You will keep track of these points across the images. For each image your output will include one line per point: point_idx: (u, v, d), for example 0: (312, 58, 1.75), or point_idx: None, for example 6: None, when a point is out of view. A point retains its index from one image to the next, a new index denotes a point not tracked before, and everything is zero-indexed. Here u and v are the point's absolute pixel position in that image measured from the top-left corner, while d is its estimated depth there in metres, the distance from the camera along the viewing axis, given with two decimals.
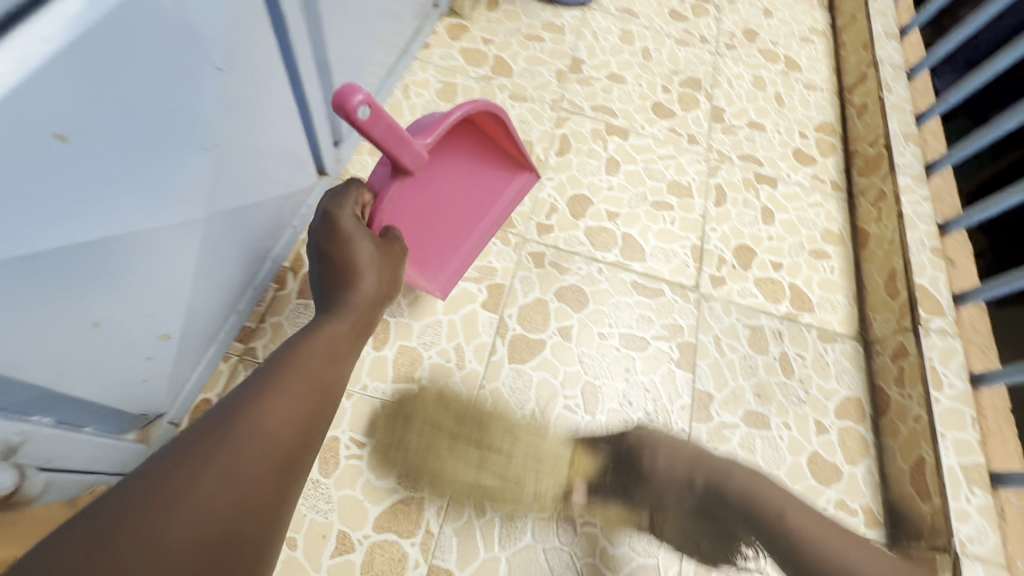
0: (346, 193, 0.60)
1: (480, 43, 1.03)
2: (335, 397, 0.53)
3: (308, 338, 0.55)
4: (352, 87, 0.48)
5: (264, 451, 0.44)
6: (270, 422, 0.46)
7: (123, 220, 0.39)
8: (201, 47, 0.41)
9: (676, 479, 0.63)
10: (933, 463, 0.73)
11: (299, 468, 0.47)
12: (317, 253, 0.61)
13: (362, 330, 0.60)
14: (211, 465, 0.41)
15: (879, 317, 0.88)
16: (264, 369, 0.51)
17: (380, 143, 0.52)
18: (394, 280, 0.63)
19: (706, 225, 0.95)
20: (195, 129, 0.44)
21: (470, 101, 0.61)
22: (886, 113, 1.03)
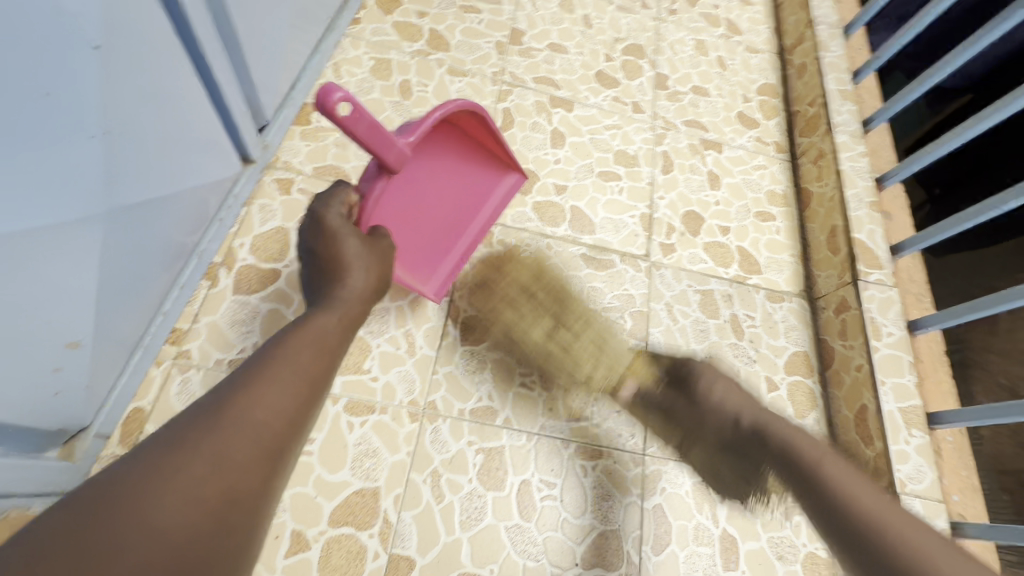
0: (333, 191, 0.58)
1: (413, 16, 0.99)
2: (325, 391, 0.48)
3: (295, 328, 0.50)
4: (331, 85, 0.43)
5: (254, 442, 0.39)
6: (258, 416, 0.41)
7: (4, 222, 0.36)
8: (73, 23, 0.38)
9: (723, 416, 0.64)
10: (874, 410, 0.76)
11: (287, 463, 0.42)
12: (304, 250, 0.59)
13: (354, 324, 0.55)
14: (192, 461, 0.37)
15: (822, 274, 0.90)
16: (251, 360, 0.46)
17: (364, 144, 0.48)
18: (385, 276, 0.59)
19: (655, 194, 0.95)
20: (79, 114, 0.40)
21: (445, 102, 0.56)
22: (823, 71, 1.04)
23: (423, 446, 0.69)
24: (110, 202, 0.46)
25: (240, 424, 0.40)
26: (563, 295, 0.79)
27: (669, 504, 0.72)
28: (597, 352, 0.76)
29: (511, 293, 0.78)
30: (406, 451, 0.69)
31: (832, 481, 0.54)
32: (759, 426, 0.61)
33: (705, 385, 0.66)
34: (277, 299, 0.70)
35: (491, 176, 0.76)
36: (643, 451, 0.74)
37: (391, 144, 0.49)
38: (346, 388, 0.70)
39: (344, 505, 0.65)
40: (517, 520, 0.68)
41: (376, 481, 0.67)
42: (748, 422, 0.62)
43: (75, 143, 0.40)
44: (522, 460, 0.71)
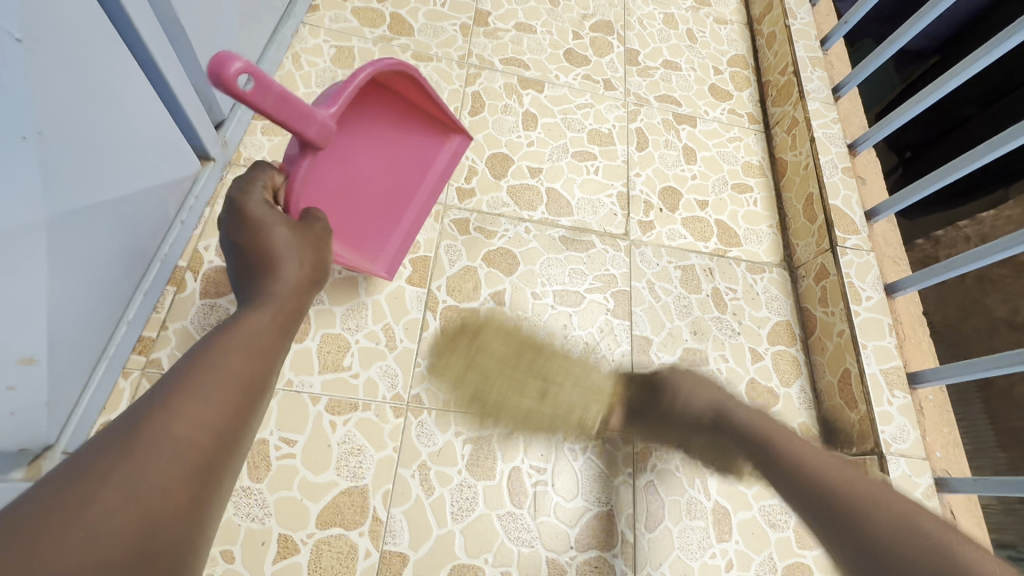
0: (252, 176, 0.54)
1: (374, 1, 0.96)
2: (260, 398, 0.43)
3: (224, 329, 0.45)
4: (228, 54, 0.41)
5: (175, 459, 0.35)
6: (184, 428, 0.36)
7: None
8: None
9: (697, 409, 0.67)
10: (857, 373, 0.77)
11: (216, 481, 0.37)
12: (229, 247, 0.54)
13: (287, 323, 0.50)
14: (106, 487, 0.32)
15: (801, 243, 0.90)
16: (172, 370, 0.41)
17: (277, 119, 0.45)
18: (320, 266, 0.55)
19: (631, 171, 0.94)
20: (7, 114, 0.37)
21: (373, 61, 0.54)
22: (793, 39, 1.04)
23: (409, 441, 0.68)
24: (51, 207, 0.43)
25: (165, 438, 0.35)
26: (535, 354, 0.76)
27: (661, 481, 0.72)
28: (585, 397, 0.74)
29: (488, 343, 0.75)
30: (391, 447, 0.67)
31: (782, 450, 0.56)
32: (720, 416, 0.64)
33: (677, 385, 0.69)
34: None
35: (433, 140, 0.76)
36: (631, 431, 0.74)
37: (308, 118, 0.47)
38: (326, 387, 0.68)
39: (332, 507, 0.63)
40: (509, 508, 0.67)
41: (362, 479, 0.65)
42: (710, 415, 0.65)
43: (6, 143, 0.38)
44: (511, 450, 0.70)
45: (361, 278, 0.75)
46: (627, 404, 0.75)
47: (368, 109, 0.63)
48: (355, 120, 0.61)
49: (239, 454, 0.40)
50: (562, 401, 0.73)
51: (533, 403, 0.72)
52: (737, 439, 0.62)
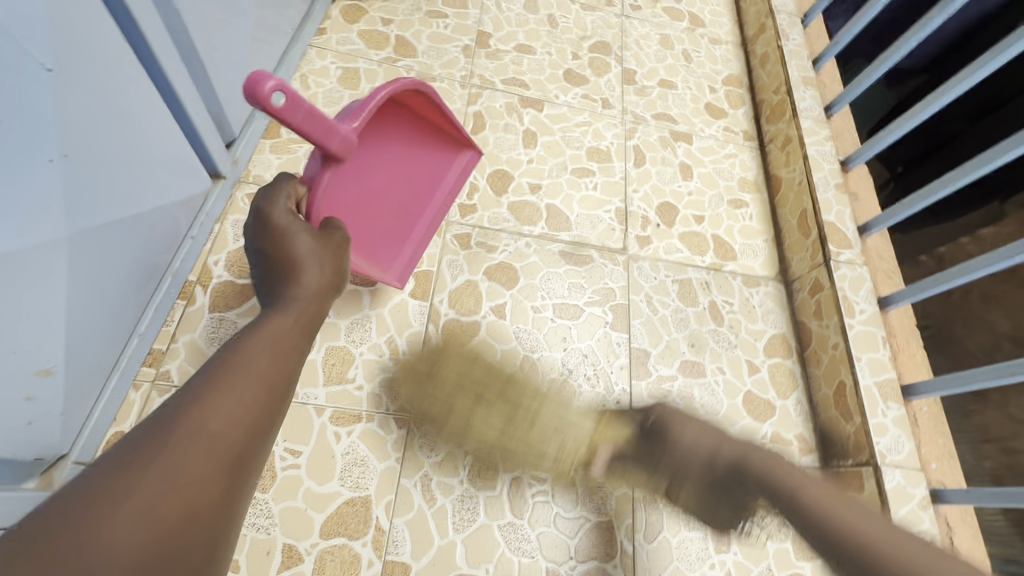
0: (277, 187, 0.56)
1: (379, 24, 0.99)
2: (286, 395, 0.44)
3: (249, 333, 0.47)
4: (261, 74, 0.43)
5: (204, 456, 0.36)
6: (213, 426, 0.38)
7: None
8: (20, 45, 0.37)
9: (699, 455, 0.62)
10: (852, 386, 0.78)
11: (245, 476, 0.38)
12: (255, 254, 0.57)
13: (310, 325, 0.51)
14: (139, 484, 0.33)
15: (796, 257, 0.92)
16: (203, 370, 0.42)
17: (305, 134, 0.47)
18: (342, 269, 0.56)
19: (628, 187, 0.96)
20: (34, 135, 0.40)
21: (391, 81, 0.56)
22: (786, 59, 1.07)
23: (412, 453, 0.69)
24: (71, 223, 0.45)
25: (194, 436, 0.37)
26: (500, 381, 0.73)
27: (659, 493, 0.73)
28: (556, 433, 0.72)
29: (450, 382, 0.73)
30: (394, 458, 0.68)
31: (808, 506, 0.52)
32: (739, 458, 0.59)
33: (675, 429, 0.64)
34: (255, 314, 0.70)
35: (448, 154, 0.77)
36: None
37: (333, 131, 0.49)
38: (331, 399, 0.70)
39: (336, 516, 0.65)
40: (509, 519, 0.68)
41: (365, 490, 0.66)
42: (729, 458, 0.60)
43: (33, 162, 0.40)
44: (511, 461, 0.71)
45: (366, 292, 0.76)
46: (615, 444, 0.71)
47: (385, 126, 0.64)
48: (371, 137, 0.63)
49: (267, 450, 0.41)
50: (529, 442, 0.71)
51: (496, 431, 0.71)
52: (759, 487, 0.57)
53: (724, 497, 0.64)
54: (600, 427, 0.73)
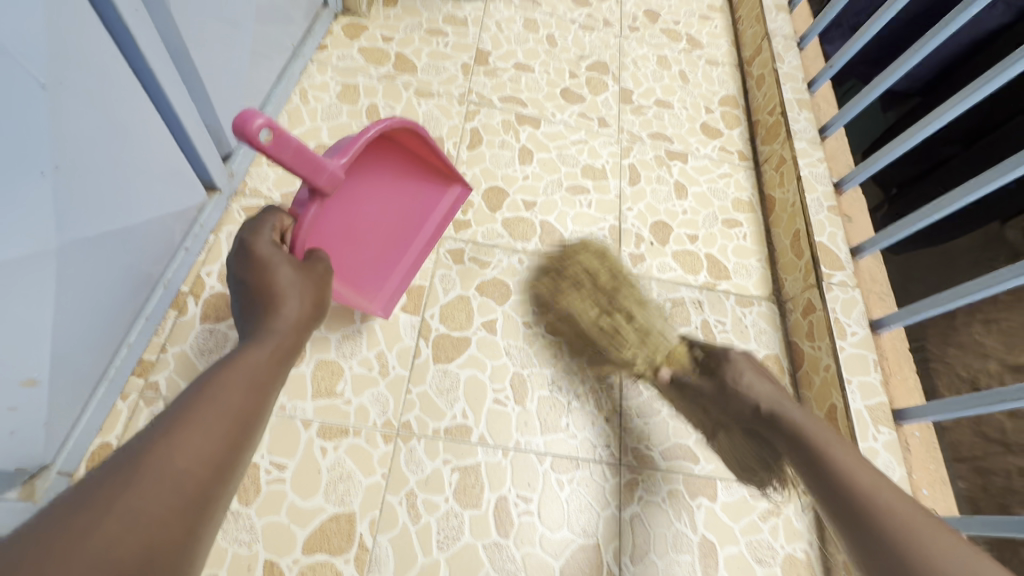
0: (263, 219, 0.57)
1: (380, 41, 1.01)
2: (256, 431, 0.45)
3: (225, 364, 0.47)
4: (251, 111, 0.45)
5: (173, 492, 0.36)
6: (183, 460, 0.38)
7: None
8: (18, 63, 0.38)
9: (742, 406, 0.63)
10: (843, 409, 0.78)
11: (211, 513, 0.39)
12: (235, 283, 0.57)
13: (285, 357, 0.52)
14: (104, 516, 0.33)
15: (789, 278, 0.92)
16: (175, 401, 0.42)
17: (290, 167, 0.48)
18: (321, 300, 0.58)
19: (623, 205, 0.97)
20: (29, 153, 0.41)
21: (378, 119, 0.56)
22: (780, 82, 1.08)
23: (398, 468, 0.69)
24: (62, 237, 0.46)
25: (164, 469, 0.37)
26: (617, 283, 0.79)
27: (647, 513, 0.72)
28: (638, 345, 0.74)
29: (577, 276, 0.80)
30: (380, 473, 0.68)
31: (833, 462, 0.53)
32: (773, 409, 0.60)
33: (732, 373, 0.64)
34: None
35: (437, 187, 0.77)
36: (619, 460, 0.75)
37: (319, 168, 0.50)
38: (318, 412, 0.70)
39: (320, 532, 0.64)
40: (494, 538, 0.68)
41: (350, 505, 0.66)
42: (767, 408, 0.61)
43: (26, 178, 0.41)
44: (498, 478, 0.71)
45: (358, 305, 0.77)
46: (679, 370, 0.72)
47: (372, 160, 0.64)
48: (358, 171, 0.63)
49: (234, 485, 0.42)
50: (615, 343, 0.74)
51: (592, 318, 0.75)
52: (785, 437, 0.58)
53: (761, 447, 0.67)
54: (676, 352, 0.74)
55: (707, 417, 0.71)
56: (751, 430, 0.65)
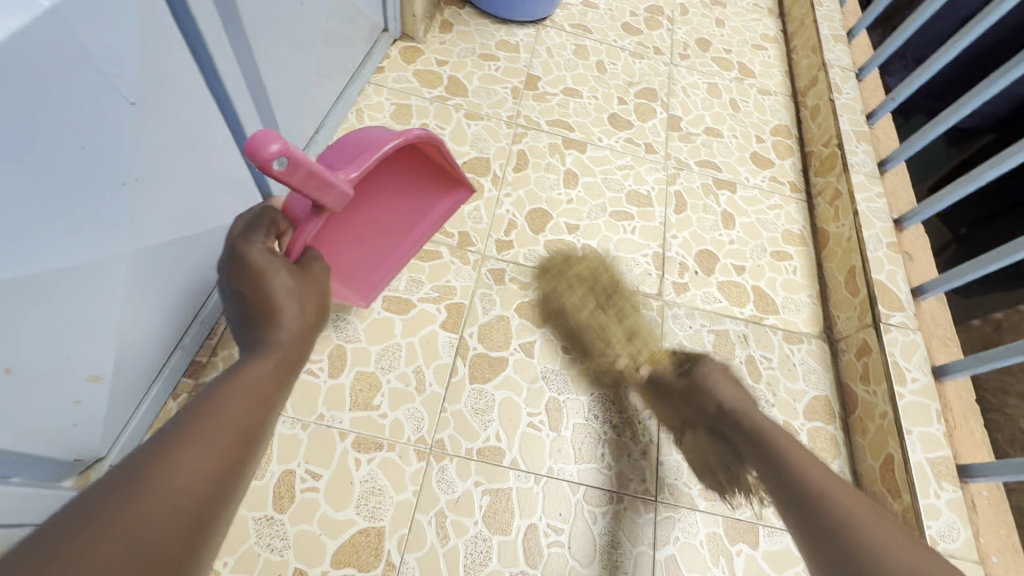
0: (255, 222, 0.56)
1: (434, 64, 1.04)
2: (258, 446, 0.44)
3: (227, 378, 0.47)
4: (268, 135, 0.44)
5: (175, 509, 0.35)
6: (186, 474, 0.37)
7: (32, 261, 0.38)
8: (111, 81, 0.41)
9: (708, 401, 0.65)
10: (901, 460, 0.73)
11: (213, 530, 0.38)
12: (229, 293, 0.55)
13: (289, 370, 0.52)
14: (103, 529, 0.32)
15: (842, 316, 0.88)
16: (175, 417, 0.42)
17: (302, 190, 0.49)
18: (321, 308, 0.57)
19: (668, 232, 0.95)
20: (113, 163, 0.43)
21: (397, 136, 0.57)
22: (837, 113, 1.05)
23: (429, 486, 0.68)
24: (133, 242, 0.49)
25: (166, 483, 0.36)
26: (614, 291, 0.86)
27: (682, 556, 0.69)
28: (626, 342, 0.81)
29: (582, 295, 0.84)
30: (411, 490, 0.68)
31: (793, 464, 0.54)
32: (740, 411, 0.62)
33: (707, 369, 0.67)
34: None
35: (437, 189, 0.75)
36: (655, 497, 0.72)
37: (328, 187, 0.50)
38: (355, 424, 0.70)
39: (349, 545, 0.64)
40: (523, 566, 0.66)
41: (380, 520, 0.66)
42: (730, 409, 0.62)
43: (106, 186, 0.43)
44: (529, 504, 0.69)
45: (399, 320, 0.78)
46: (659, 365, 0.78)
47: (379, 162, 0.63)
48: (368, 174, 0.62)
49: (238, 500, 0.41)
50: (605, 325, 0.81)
51: (589, 313, 0.82)
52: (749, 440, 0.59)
53: (724, 444, 0.66)
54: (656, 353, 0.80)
55: (676, 416, 0.72)
56: (714, 432, 0.66)
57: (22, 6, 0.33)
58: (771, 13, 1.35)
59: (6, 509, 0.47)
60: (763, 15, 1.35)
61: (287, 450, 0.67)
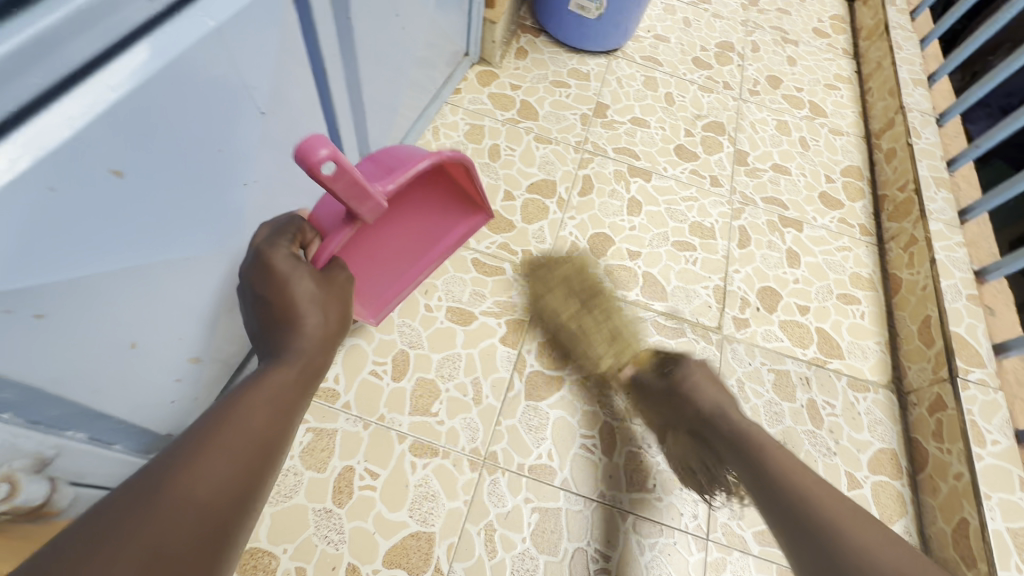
0: (282, 229, 0.53)
1: (508, 88, 1.08)
2: (277, 458, 0.45)
3: (250, 386, 0.47)
4: (319, 141, 0.43)
5: (191, 525, 0.37)
6: (198, 487, 0.38)
7: (161, 247, 0.43)
8: (249, 92, 0.46)
9: (689, 406, 0.68)
10: (978, 527, 0.69)
11: (231, 544, 0.39)
12: (249, 300, 0.52)
13: (311, 380, 0.52)
14: (114, 541, 0.34)
15: (913, 367, 0.85)
16: (197, 423, 0.43)
17: (341, 198, 0.47)
18: (344, 317, 0.56)
19: (730, 266, 0.94)
20: (237, 164, 0.48)
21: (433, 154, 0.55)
22: (915, 157, 1.02)
23: (479, 498, 0.69)
24: (243, 236, 0.53)
25: (180, 496, 0.37)
26: (594, 287, 0.85)
27: None
28: (611, 342, 0.80)
29: (558, 280, 0.85)
30: (463, 499, 0.69)
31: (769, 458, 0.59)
32: (718, 412, 0.65)
33: (687, 369, 0.69)
34: (360, 335, 0.77)
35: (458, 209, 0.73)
36: (706, 535, 0.71)
37: (366, 199, 0.48)
38: (413, 428, 0.72)
39: (400, 547, 0.65)
40: None
41: (431, 525, 0.67)
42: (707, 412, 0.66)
43: (227, 184, 0.48)
44: (576, 526, 0.69)
45: (461, 330, 0.80)
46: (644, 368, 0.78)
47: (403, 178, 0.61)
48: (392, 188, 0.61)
49: (254, 512, 0.42)
50: (591, 331, 0.80)
51: (570, 309, 0.82)
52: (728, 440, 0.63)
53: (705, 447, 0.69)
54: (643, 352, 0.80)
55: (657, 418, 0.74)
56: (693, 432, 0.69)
57: (194, 24, 0.37)
58: (845, 53, 1.34)
59: (101, 470, 0.51)
60: (837, 55, 1.33)
61: (350, 446, 0.70)
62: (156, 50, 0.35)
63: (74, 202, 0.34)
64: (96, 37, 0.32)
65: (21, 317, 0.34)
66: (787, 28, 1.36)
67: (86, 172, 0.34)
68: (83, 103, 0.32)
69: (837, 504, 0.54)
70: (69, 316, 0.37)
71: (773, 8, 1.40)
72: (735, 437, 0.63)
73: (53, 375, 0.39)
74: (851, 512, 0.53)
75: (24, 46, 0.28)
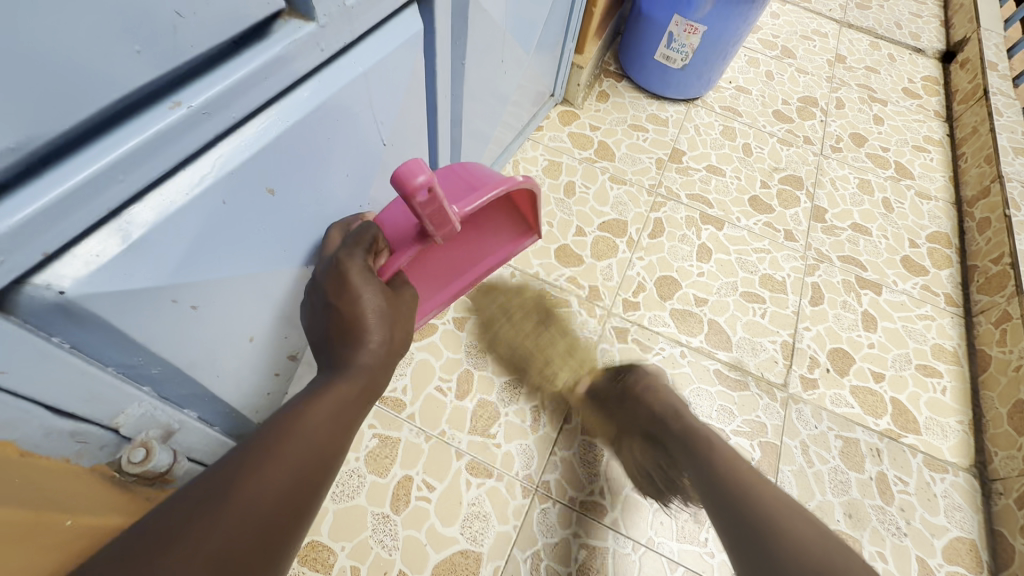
0: (359, 237, 0.52)
1: (587, 128, 1.13)
2: (331, 468, 0.48)
3: (315, 397, 0.49)
4: (418, 165, 0.44)
5: (257, 522, 0.40)
6: (263, 491, 0.42)
7: (288, 251, 0.48)
8: (377, 127, 0.52)
9: (645, 408, 0.72)
10: None
11: (286, 544, 0.43)
12: (320, 306, 0.52)
13: (367, 396, 0.53)
14: (183, 543, 0.37)
15: (1001, 454, 0.79)
16: (265, 428, 0.46)
17: (423, 220, 0.47)
18: (401, 335, 0.56)
19: (800, 323, 0.92)
20: (354, 187, 0.54)
21: (507, 180, 0.55)
22: (1013, 230, 0.97)
23: (529, 525, 0.70)
24: None
25: (246, 502, 0.41)
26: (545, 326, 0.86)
27: None
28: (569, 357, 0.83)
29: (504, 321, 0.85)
30: (512, 524, 0.70)
31: (718, 457, 0.61)
32: (672, 413, 0.70)
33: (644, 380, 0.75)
34: (430, 350, 0.81)
35: (506, 230, 0.73)
36: None
37: (445, 223, 0.48)
38: (471, 447, 0.75)
39: (448, 563, 0.67)
40: None
41: (480, 545, 0.68)
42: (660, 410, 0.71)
43: (344, 206, 0.54)
44: (622, 569, 0.69)
45: (525, 357, 0.83)
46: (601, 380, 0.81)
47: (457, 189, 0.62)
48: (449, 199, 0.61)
49: (311, 513, 0.46)
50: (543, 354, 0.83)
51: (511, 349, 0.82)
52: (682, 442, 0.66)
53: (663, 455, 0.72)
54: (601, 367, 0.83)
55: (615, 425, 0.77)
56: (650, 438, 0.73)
57: (348, 70, 0.43)
58: (938, 115, 1.30)
59: (202, 450, 0.56)
60: (928, 117, 1.29)
61: (411, 456, 0.73)
62: (315, 90, 0.41)
63: (236, 213, 0.39)
64: (275, 83, 0.37)
65: (183, 306, 0.39)
66: (875, 86, 1.34)
67: (249, 189, 0.39)
68: (257, 128, 0.38)
69: (783, 507, 0.55)
70: (211, 310, 0.43)
71: (861, 65, 1.39)
72: (684, 433, 0.67)
73: (191, 359, 0.44)
74: (783, 501, 0.55)
75: (228, 88, 0.33)
